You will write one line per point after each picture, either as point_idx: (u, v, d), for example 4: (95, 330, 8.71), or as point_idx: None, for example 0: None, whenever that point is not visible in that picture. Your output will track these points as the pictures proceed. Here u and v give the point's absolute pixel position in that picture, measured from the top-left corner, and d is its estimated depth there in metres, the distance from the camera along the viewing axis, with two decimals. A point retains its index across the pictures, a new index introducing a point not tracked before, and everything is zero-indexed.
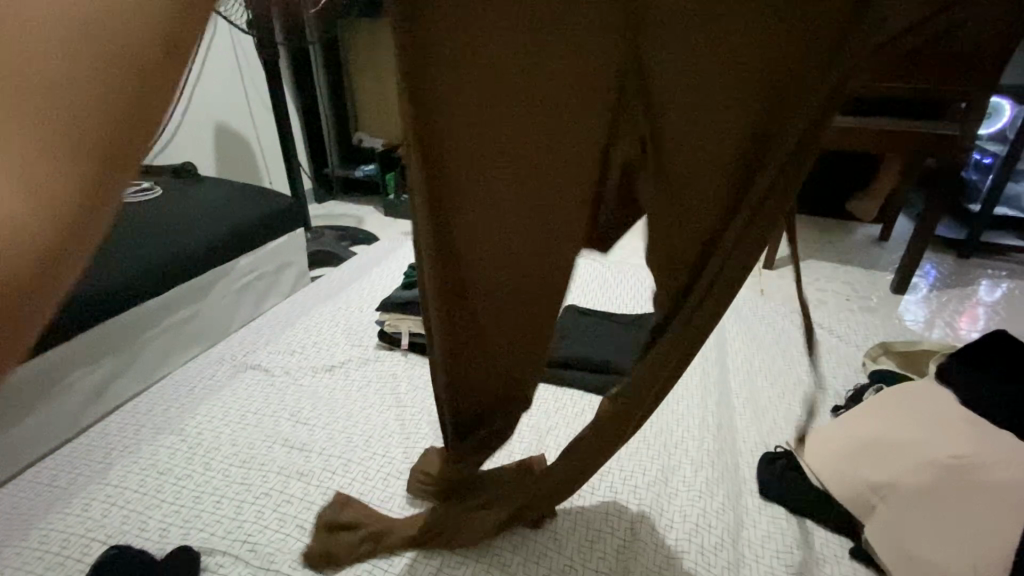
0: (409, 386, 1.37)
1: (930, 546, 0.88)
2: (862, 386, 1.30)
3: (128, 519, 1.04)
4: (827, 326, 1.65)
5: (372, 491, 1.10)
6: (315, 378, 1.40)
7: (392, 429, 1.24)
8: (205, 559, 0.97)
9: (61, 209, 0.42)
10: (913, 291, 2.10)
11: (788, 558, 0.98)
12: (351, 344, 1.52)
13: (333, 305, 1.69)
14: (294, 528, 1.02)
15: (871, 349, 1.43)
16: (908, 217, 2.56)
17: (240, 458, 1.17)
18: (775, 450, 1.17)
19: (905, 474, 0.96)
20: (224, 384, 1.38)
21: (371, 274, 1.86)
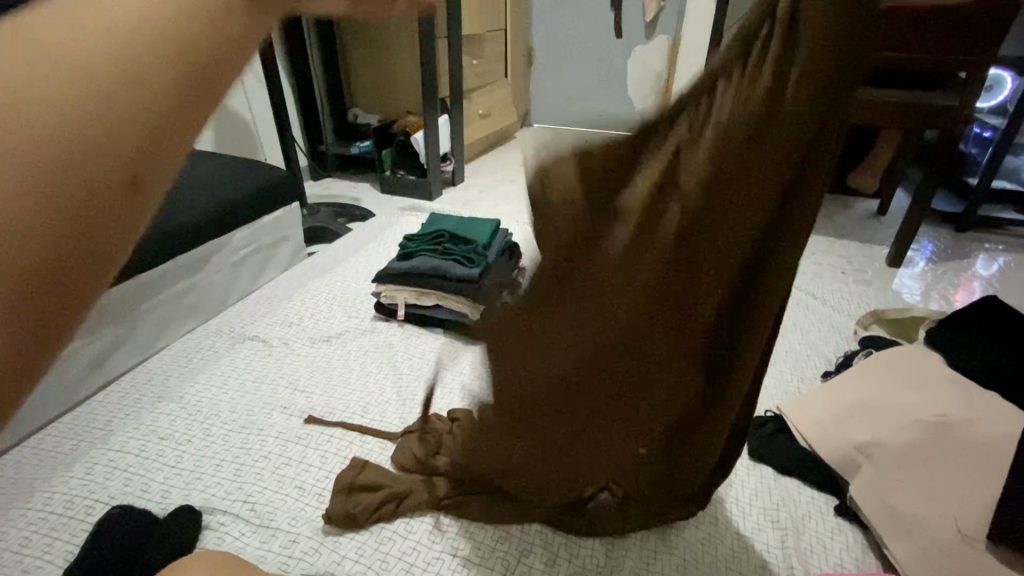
0: (405, 355, 1.39)
1: (912, 500, 0.90)
2: (851, 353, 1.31)
3: (131, 482, 1.07)
4: (821, 297, 1.66)
5: (369, 454, 1.12)
6: (313, 348, 1.41)
7: (389, 396, 1.26)
8: (206, 518, 0.99)
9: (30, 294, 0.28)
10: (908, 264, 2.11)
11: (776, 515, 1.01)
12: (348, 316, 1.53)
13: (329, 278, 1.70)
14: (292, 489, 1.04)
15: (862, 318, 1.44)
16: (906, 192, 2.55)
17: (239, 424, 1.19)
18: (764, 414, 1.19)
19: (891, 434, 0.98)
20: (222, 355, 1.40)
21: (368, 249, 1.86)
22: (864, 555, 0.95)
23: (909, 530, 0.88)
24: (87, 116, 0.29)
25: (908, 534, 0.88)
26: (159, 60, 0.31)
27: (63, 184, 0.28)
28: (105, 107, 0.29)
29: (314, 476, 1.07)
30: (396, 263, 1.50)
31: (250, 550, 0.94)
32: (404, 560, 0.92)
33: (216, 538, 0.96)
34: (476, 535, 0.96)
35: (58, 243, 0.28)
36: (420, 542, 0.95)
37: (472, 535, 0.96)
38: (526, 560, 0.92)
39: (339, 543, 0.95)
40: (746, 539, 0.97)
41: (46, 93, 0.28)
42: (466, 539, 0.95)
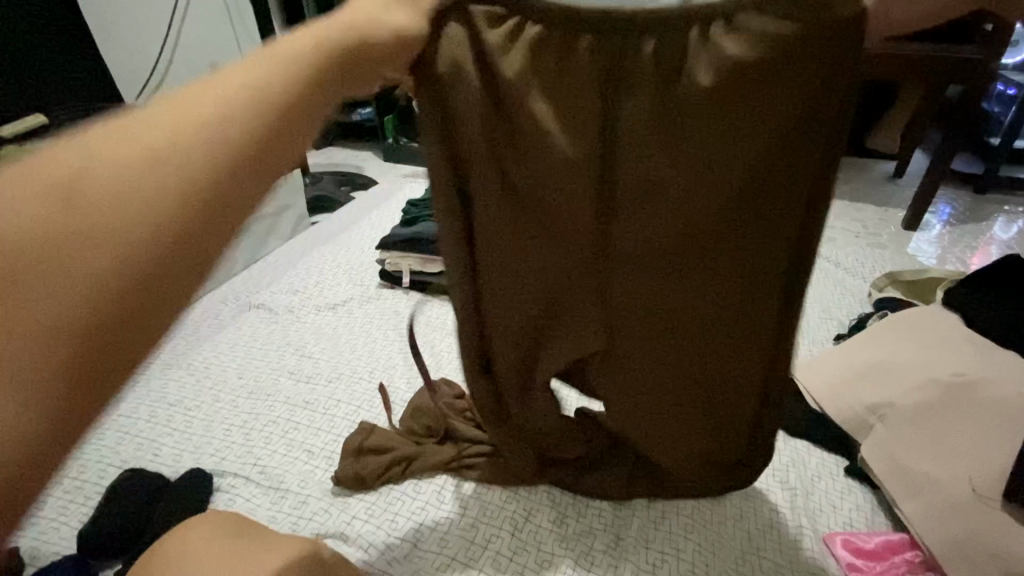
0: (411, 321, 1.37)
1: (924, 460, 0.89)
2: (866, 315, 1.28)
3: (142, 446, 1.08)
4: (835, 260, 1.62)
5: (377, 418, 1.12)
6: (319, 315, 1.41)
7: (395, 361, 1.25)
8: (217, 481, 1.00)
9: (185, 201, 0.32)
10: (924, 228, 2.06)
11: (784, 474, 1.00)
12: (353, 283, 1.52)
13: (334, 246, 1.69)
14: (301, 452, 1.05)
15: (877, 280, 1.41)
16: (925, 153, 2.46)
17: (247, 390, 1.19)
18: (775, 377, 1.18)
19: (902, 394, 0.96)
20: (227, 323, 1.39)
21: (371, 217, 1.83)
22: (871, 513, 0.95)
23: (920, 488, 0.87)
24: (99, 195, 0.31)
25: (918, 491, 0.87)
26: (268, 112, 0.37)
27: (185, 133, 0.33)
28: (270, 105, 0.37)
29: (322, 439, 1.07)
30: (400, 229, 1.47)
31: (261, 511, 0.96)
32: (412, 520, 0.93)
33: (227, 499, 0.97)
34: (484, 496, 0.97)
35: (192, 166, 0.33)
36: (428, 503, 0.96)
37: (480, 495, 0.96)
38: (534, 519, 0.93)
39: (348, 504, 0.96)
40: (754, 498, 0.96)
41: (191, 108, 0.34)
42: (474, 499, 0.96)
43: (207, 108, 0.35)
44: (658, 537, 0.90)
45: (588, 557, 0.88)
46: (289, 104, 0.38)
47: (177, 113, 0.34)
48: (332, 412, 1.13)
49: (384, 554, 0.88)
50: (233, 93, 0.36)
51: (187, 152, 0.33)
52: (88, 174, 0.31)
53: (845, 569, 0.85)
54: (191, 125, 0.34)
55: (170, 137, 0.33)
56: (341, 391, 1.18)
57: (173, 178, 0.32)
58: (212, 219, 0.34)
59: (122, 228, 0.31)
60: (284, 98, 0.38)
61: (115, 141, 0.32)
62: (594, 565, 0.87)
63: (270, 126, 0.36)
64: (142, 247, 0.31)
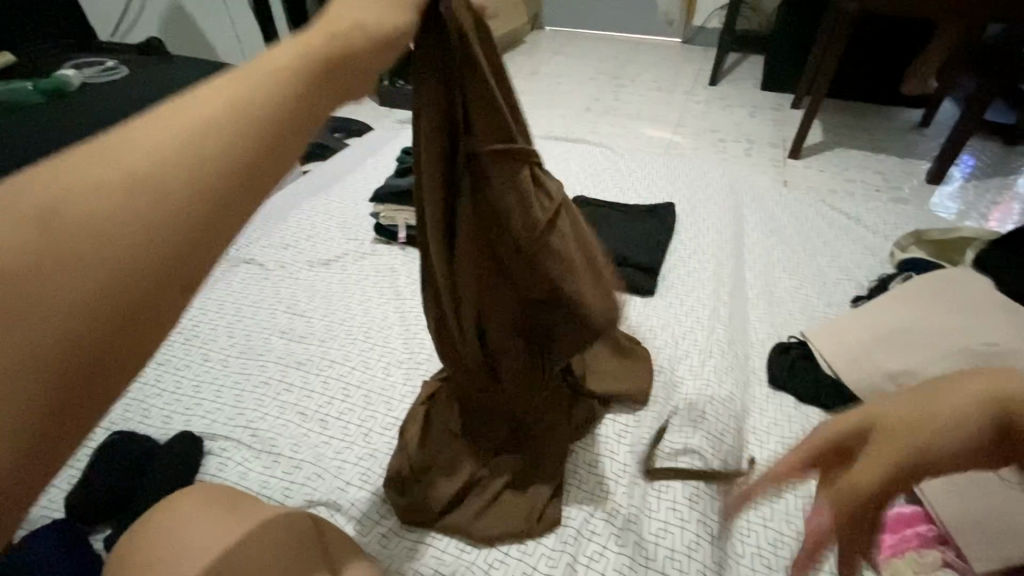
0: (408, 279, 1.31)
1: None
2: (888, 276, 1.21)
3: (131, 408, 1.05)
4: (856, 216, 1.53)
5: (370, 379, 1.07)
6: (311, 272, 1.34)
7: (391, 320, 1.20)
8: (208, 444, 0.97)
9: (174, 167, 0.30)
10: (949, 181, 1.94)
11: (793, 444, 0.96)
12: (346, 239, 1.44)
13: (327, 198, 1.60)
14: (294, 415, 1.01)
15: (901, 239, 1.33)
16: (955, 101, 2.31)
17: (238, 349, 1.15)
18: (788, 340, 1.12)
19: (928, 363, 0.91)
20: (217, 279, 1.33)
21: (365, 167, 1.74)
22: None
23: None
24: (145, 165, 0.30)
25: None
26: (267, 112, 0.34)
27: (219, 128, 0.32)
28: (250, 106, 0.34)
29: (315, 402, 1.03)
30: (394, 178, 1.39)
31: (253, 475, 0.93)
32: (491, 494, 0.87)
33: (219, 463, 0.95)
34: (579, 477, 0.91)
35: (181, 170, 0.30)
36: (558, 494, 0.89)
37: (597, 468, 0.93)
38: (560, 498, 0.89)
39: (344, 468, 0.93)
40: (762, 469, 0.93)
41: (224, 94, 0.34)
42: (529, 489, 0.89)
43: (217, 102, 0.33)
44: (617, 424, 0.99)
45: (590, 527, 0.86)
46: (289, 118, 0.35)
47: (202, 109, 0.32)
48: (325, 372, 1.09)
49: (379, 526, 0.86)
50: (227, 102, 0.33)
51: (206, 137, 0.31)
52: (131, 145, 0.30)
53: (853, 540, 0.84)
54: (219, 112, 0.33)
55: (179, 145, 0.31)
56: (335, 351, 1.13)
57: (219, 158, 0.31)
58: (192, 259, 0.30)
59: (132, 211, 0.29)
60: (268, 105, 0.34)
61: (144, 139, 0.30)
62: (596, 534, 0.85)
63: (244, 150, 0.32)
64: (100, 276, 0.27)
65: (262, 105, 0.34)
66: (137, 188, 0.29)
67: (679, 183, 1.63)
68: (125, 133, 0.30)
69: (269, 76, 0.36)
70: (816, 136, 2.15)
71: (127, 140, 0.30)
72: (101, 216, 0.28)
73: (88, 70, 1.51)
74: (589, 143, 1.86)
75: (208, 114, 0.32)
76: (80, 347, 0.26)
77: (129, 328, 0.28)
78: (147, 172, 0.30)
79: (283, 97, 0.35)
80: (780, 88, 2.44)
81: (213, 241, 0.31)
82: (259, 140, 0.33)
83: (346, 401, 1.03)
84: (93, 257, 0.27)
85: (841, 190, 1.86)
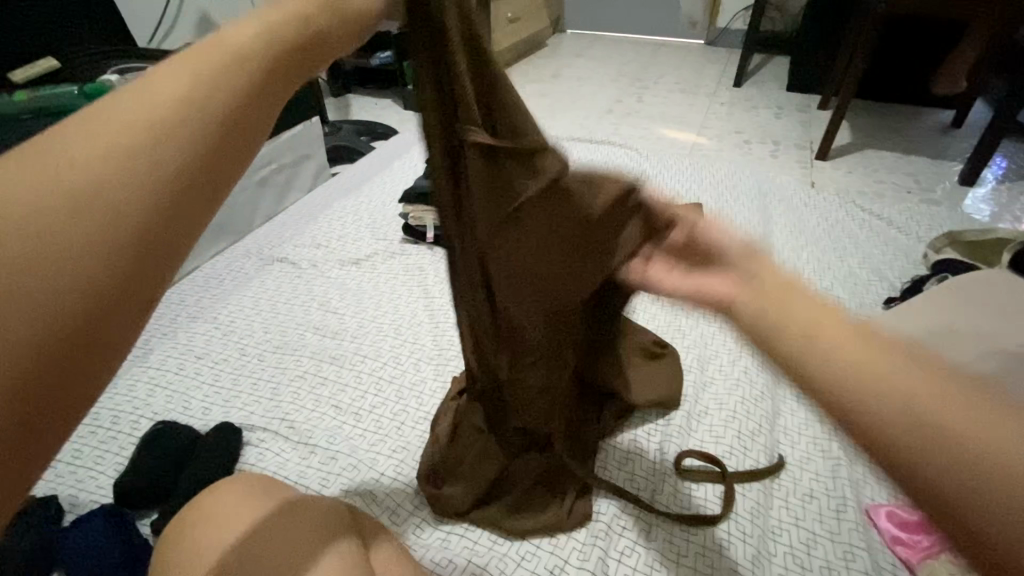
0: (436, 278, 1.33)
1: None
2: (923, 278, 1.19)
3: (172, 399, 1.08)
4: (886, 217, 1.51)
5: (402, 375, 1.09)
6: (342, 271, 1.37)
7: (421, 318, 1.22)
8: (247, 435, 1.00)
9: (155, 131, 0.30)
10: (982, 182, 1.90)
11: (826, 446, 0.95)
12: (376, 238, 1.47)
13: (357, 198, 1.64)
14: (329, 408, 1.04)
15: (934, 240, 1.31)
16: (987, 102, 2.27)
17: (273, 344, 1.18)
18: None
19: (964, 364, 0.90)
20: (253, 276, 1.37)
21: (393, 169, 1.77)
22: None
23: None
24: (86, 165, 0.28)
25: None
26: (244, 80, 0.33)
27: (197, 92, 0.31)
28: (227, 70, 0.33)
29: (349, 396, 1.06)
30: (423, 179, 1.42)
31: (290, 466, 0.96)
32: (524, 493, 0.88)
33: (257, 454, 0.97)
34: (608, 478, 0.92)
35: (168, 133, 0.30)
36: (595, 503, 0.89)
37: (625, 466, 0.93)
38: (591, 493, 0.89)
39: (377, 461, 0.95)
40: (792, 469, 0.92)
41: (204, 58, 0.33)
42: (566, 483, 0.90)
43: (195, 67, 0.32)
44: (644, 424, 1.00)
45: (621, 523, 0.86)
46: (269, 76, 0.35)
47: (180, 72, 0.32)
48: (358, 368, 1.12)
49: (413, 516, 0.88)
50: (203, 68, 0.32)
51: (190, 100, 0.31)
52: (105, 110, 0.29)
53: (889, 542, 0.83)
54: (199, 75, 0.32)
55: (155, 107, 0.30)
56: (367, 347, 1.16)
57: (197, 123, 0.31)
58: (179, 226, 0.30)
59: (113, 176, 0.28)
60: (249, 73, 0.34)
61: (123, 111, 0.30)
62: (626, 530, 0.85)
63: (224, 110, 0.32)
64: (98, 243, 0.27)
65: (241, 71, 0.33)
66: (109, 153, 0.28)
67: (705, 184, 1.63)
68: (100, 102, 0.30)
69: (242, 50, 0.34)
70: (843, 137, 2.12)
71: (105, 110, 0.30)
72: (81, 187, 0.27)
73: (130, 76, 1.57)
74: (613, 145, 1.87)
75: (194, 79, 0.32)
76: (64, 320, 0.26)
77: (117, 302, 0.28)
78: (120, 135, 0.29)
79: (255, 57, 0.34)
80: (805, 89, 2.42)
81: (200, 207, 0.31)
82: (234, 102, 0.33)
83: (379, 396, 1.05)
84: (68, 227, 0.27)
85: (870, 192, 1.83)
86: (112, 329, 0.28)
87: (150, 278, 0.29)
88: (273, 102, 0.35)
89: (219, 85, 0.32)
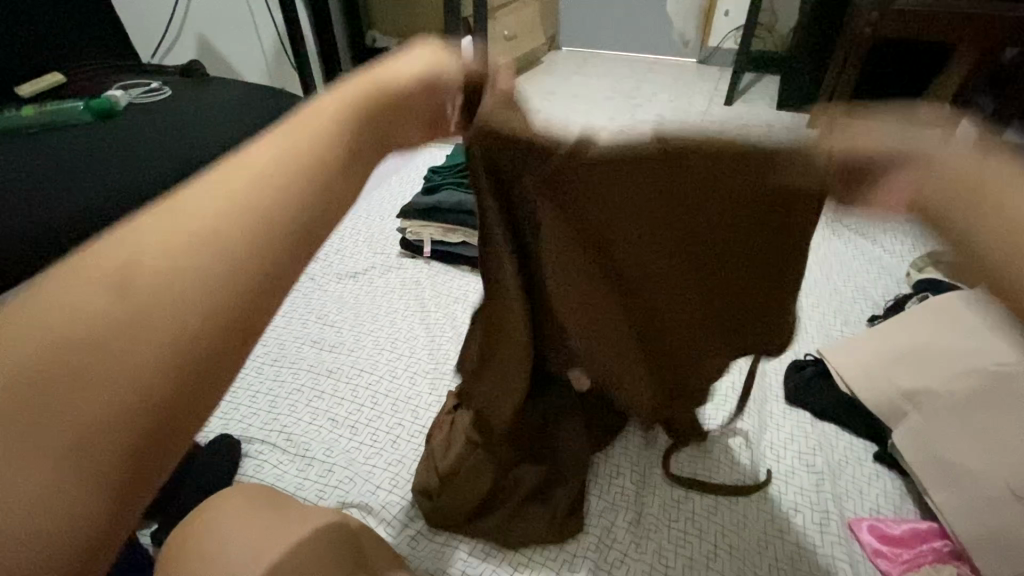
0: (433, 293, 1.36)
1: (958, 449, 0.87)
2: (905, 297, 1.23)
3: None
4: (871, 235, 1.55)
5: (398, 388, 1.12)
6: (339, 284, 1.40)
7: (417, 332, 1.25)
8: (244, 447, 1.02)
9: (201, 252, 0.32)
10: None
11: (809, 460, 0.98)
12: (373, 253, 1.50)
13: (354, 213, 1.67)
14: (326, 421, 1.06)
15: (917, 260, 1.35)
16: None
17: (271, 357, 1.20)
18: (805, 358, 1.15)
19: (943, 382, 0.93)
20: None
21: (390, 183, 1.81)
22: (900, 502, 0.93)
23: (952, 478, 0.86)
24: (188, 236, 0.32)
25: (952, 482, 0.85)
26: (295, 186, 0.36)
27: (256, 205, 0.34)
28: (282, 175, 0.36)
29: (346, 409, 1.08)
30: (420, 195, 1.44)
31: (287, 478, 0.97)
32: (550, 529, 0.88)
33: (255, 465, 0.99)
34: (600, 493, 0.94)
35: (222, 251, 0.32)
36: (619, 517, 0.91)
37: (614, 479, 0.95)
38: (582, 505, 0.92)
39: (373, 473, 0.97)
40: (777, 484, 0.95)
41: (258, 165, 0.36)
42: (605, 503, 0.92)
43: (250, 178, 0.35)
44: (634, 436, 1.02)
45: (610, 535, 0.89)
46: (313, 166, 0.38)
47: (239, 186, 0.35)
48: (355, 381, 1.14)
49: (408, 528, 0.90)
50: (260, 178, 0.35)
51: (253, 213, 0.34)
52: (173, 226, 0.32)
53: (870, 555, 0.85)
54: (253, 187, 0.35)
55: (215, 225, 0.33)
56: (364, 361, 1.18)
57: (256, 237, 0.34)
58: (235, 342, 0.32)
59: (174, 290, 0.31)
60: (300, 177, 0.37)
61: (187, 230, 0.32)
62: (616, 542, 0.88)
63: (285, 218, 0.35)
64: (158, 358, 0.29)
65: (294, 175, 0.37)
66: (174, 276, 0.31)
67: None
68: (161, 219, 0.33)
69: (295, 157, 0.37)
70: None
71: (171, 226, 0.32)
72: (142, 300, 0.30)
73: (134, 92, 1.60)
74: None
75: (249, 186, 0.35)
76: (125, 419, 0.28)
77: (177, 413, 0.30)
78: (178, 249, 0.32)
79: (308, 163, 0.38)
80: (795, 108, 2.48)
81: (260, 310, 0.33)
82: (281, 218, 0.35)
83: (375, 409, 1.08)
84: (124, 352, 0.28)
85: (856, 210, 1.88)
86: (161, 450, 0.29)
87: (205, 388, 0.31)
88: (320, 189, 0.38)
89: (265, 194, 0.35)
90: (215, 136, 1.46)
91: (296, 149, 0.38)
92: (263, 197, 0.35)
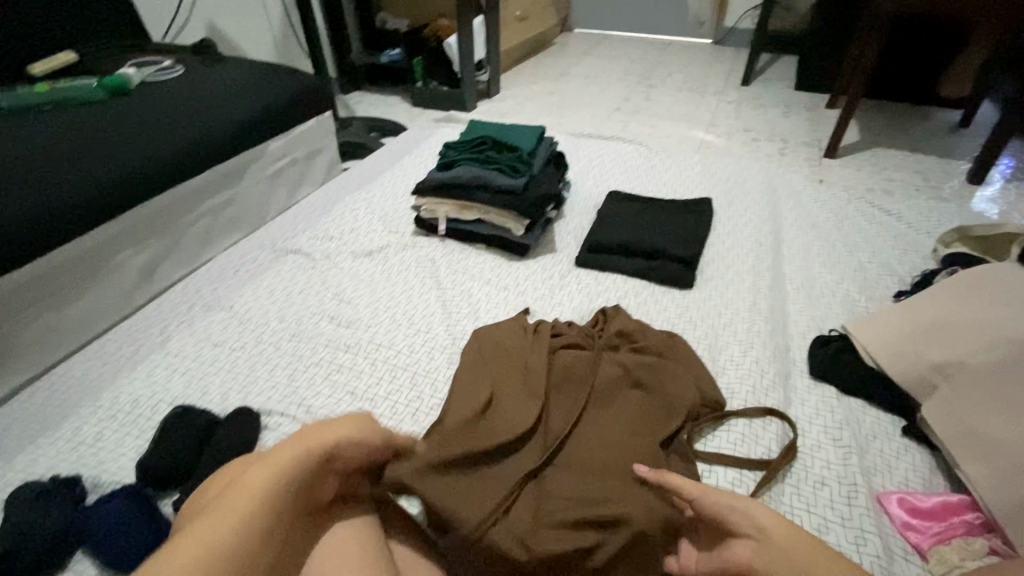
0: (449, 270, 1.35)
1: (993, 421, 0.84)
2: (932, 272, 1.20)
3: (190, 384, 1.10)
4: (895, 213, 1.52)
5: (417, 363, 1.11)
6: (355, 262, 1.39)
7: (434, 308, 1.24)
8: (265, 420, 1.02)
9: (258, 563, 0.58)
10: (991, 181, 1.90)
11: (837, 434, 0.96)
12: (388, 231, 1.49)
13: (368, 192, 1.66)
14: (345, 394, 1.05)
15: (943, 236, 1.31)
16: (996, 101, 2.28)
17: (289, 332, 1.20)
18: (829, 333, 1.12)
19: (973, 352, 0.90)
20: (267, 267, 1.40)
21: (404, 163, 1.79)
22: (930, 475, 0.91)
23: (987, 451, 0.83)
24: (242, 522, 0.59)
25: (987, 454, 0.83)
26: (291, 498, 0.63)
27: (242, 546, 0.57)
28: (242, 523, 0.59)
29: (364, 383, 1.07)
30: (435, 172, 1.42)
31: None
32: None
33: (275, 437, 0.99)
34: None
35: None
36: None
37: None
38: None
39: None
40: (803, 457, 0.93)
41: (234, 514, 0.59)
42: None
43: (234, 524, 0.58)
44: None
45: None
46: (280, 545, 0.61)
47: (228, 528, 0.58)
48: (372, 356, 1.13)
49: (429, 497, 0.91)
50: (240, 524, 0.58)
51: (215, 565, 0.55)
52: (183, 544, 0.56)
53: (899, 528, 0.84)
54: (255, 522, 0.59)
55: (227, 547, 0.57)
56: (381, 337, 1.18)
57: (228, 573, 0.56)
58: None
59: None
60: (267, 526, 0.60)
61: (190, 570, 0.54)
62: None
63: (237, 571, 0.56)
64: None
65: (264, 521, 0.60)
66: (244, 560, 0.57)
67: (713, 179, 1.64)
68: (212, 540, 0.56)
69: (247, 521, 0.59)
70: (852, 135, 2.13)
71: (195, 546, 0.55)
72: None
73: (147, 69, 1.59)
74: (622, 142, 1.88)
75: (220, 535, 0.57)
76: None
77: None
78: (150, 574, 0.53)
79: (263, 510, 0.60)
80: (813, 88, 2.43)
81: None
82: (265, 536, 0.59)
83: (393, 384, 1.07)
84: None
85: (877, 190, 1.84)
86: None
87: None
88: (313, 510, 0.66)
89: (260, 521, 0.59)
90: (229, 114, 1.45)
91: (266, 498, 0.61)
92: (254, 523, 0.59)
